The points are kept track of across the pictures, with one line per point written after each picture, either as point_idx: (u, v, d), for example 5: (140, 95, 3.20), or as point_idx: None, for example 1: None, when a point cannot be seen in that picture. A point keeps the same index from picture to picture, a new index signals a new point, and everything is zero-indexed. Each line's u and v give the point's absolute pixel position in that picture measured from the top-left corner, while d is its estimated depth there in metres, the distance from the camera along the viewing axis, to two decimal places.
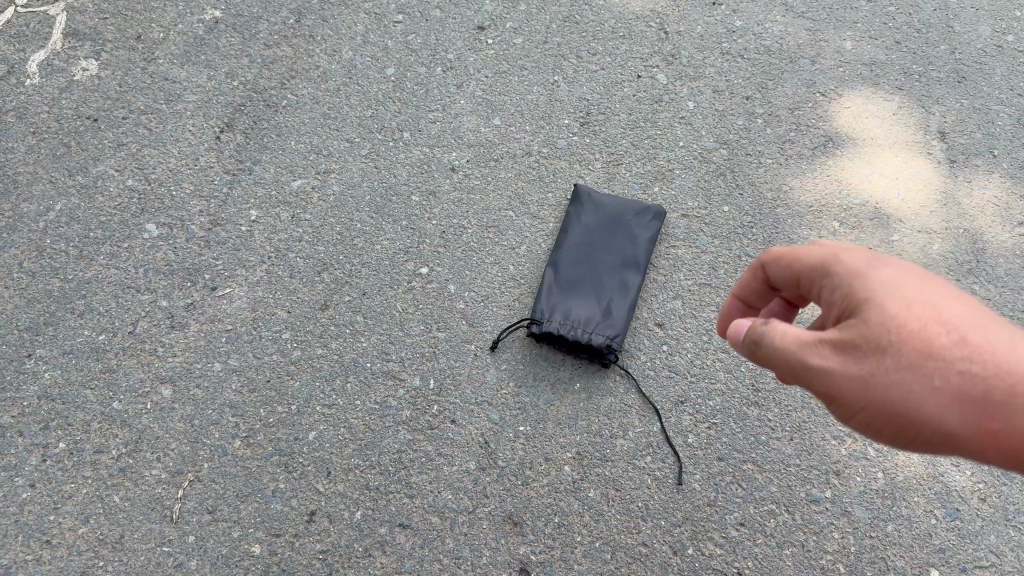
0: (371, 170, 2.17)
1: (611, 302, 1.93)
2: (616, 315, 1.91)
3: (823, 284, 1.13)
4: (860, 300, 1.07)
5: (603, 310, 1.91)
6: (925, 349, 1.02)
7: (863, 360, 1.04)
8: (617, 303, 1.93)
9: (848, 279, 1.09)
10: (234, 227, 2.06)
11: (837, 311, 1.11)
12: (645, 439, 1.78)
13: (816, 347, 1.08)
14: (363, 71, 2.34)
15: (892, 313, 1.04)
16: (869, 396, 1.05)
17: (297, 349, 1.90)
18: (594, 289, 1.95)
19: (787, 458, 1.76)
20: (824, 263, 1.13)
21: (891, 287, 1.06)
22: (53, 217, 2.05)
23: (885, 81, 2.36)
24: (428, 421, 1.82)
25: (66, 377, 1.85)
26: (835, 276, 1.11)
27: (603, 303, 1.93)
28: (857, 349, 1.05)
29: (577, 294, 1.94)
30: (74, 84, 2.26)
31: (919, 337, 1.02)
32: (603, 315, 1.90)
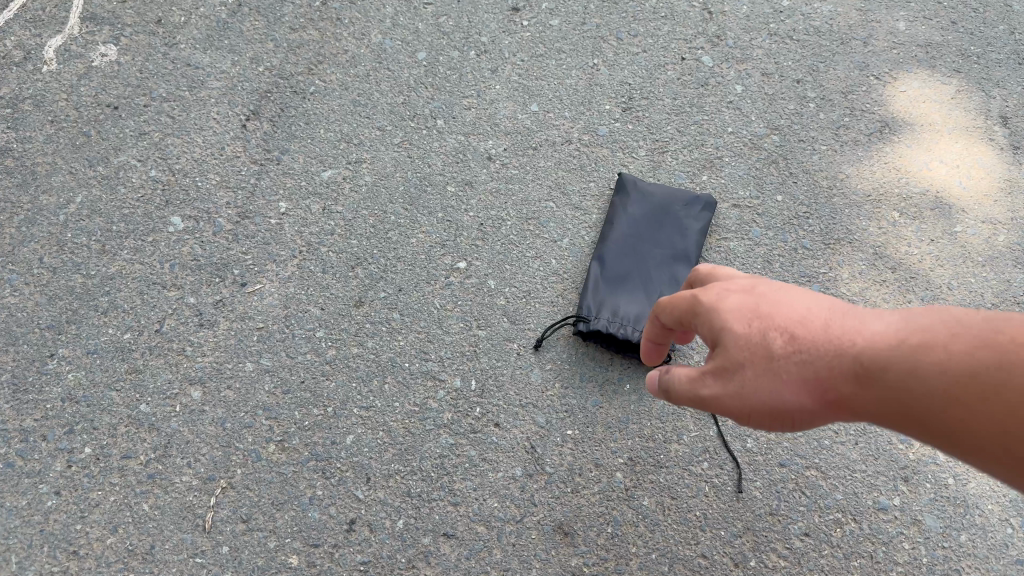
0: (405, 159, 2.07)
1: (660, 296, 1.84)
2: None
3: (695, 321, 1.23)
4: (714, 328, 1.18)
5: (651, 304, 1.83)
6: (767, 352, 1.12)
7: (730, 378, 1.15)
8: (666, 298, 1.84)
9: (703, 314, 1.21)
10: (264, 219, 1.97)
11: (710, 340, 1.21)
12: (701, 443, 1.69)
13: (699, 381, 1.19)
14: (394, 55, 2.23)
15: (736, 330, 1.15)
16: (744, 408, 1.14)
17: (332, 349, 1.81)
18: (640, 282, 1.86)
19: (853, 463, 1.67)
20: (690, 303, 1.23)
21: (734, 309, 1.17)
22: (74, 210, 1.96)
23: (942, 63, 2.24)
24: (471, 424, 1.73)
25: (91, 378, 1.76)
26: (700, 312, 1.21)
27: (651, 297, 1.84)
28: (724, 372, 1.16)
29: (623, 288, 1.85)
30: (93, 71, 2.17)
31: (764, 344, 1.12)
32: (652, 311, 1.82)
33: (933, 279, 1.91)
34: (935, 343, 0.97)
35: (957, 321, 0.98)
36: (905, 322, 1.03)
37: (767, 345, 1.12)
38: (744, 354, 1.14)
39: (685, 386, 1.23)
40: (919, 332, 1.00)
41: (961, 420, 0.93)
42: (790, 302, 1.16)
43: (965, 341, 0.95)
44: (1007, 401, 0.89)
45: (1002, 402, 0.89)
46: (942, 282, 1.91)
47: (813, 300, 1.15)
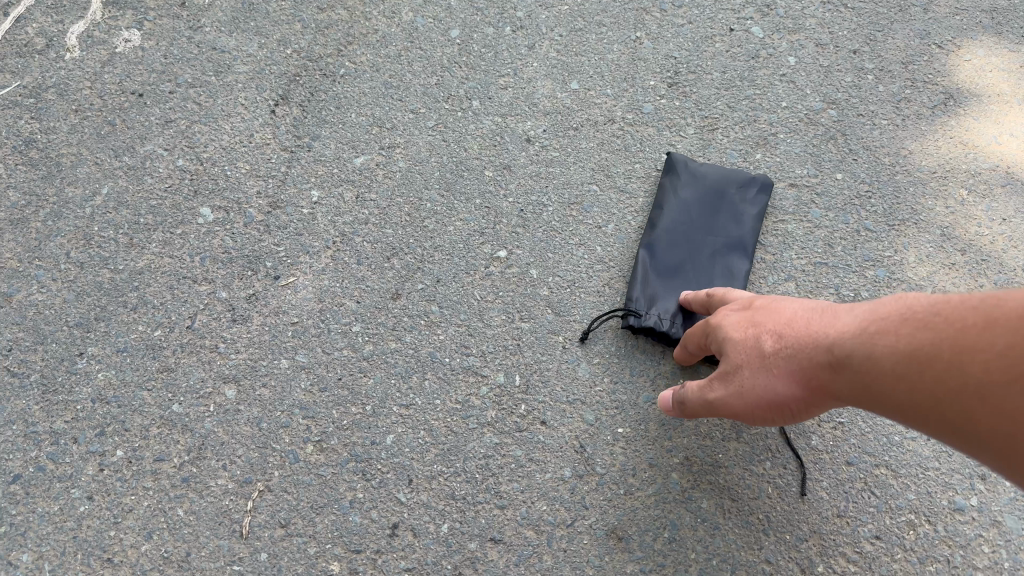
0: (440, 143, 1.97)
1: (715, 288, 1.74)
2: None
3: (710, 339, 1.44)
4: (722, 341, 1.39)
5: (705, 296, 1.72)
6: (761, 353, 1.31)
7: (734, 380, 1.34)
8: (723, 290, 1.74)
9: (715, 330, 1.43)
10: (296, 209, 1.89)
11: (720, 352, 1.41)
12: (762, 441, 1.59)
13: (709, 387, 1.39)
14: (426, 33, 2.13)
15: (736, 339, 1.36)
16: (748, 407, 1.33)
17: (370, 344, 1.73)
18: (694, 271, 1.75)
19: (926, 461, 1.56)
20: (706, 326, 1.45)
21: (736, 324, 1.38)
22: (100, 202, 1.90)
23: (1009, 29, 2.10)
24: (516, 423, 1.64)
25: (121, 377, 1.70)
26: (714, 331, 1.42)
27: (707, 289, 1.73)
28: (728, 375, 1.35)
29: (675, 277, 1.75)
30: (117, 57, 2.09)
31: (757, 346, 1.31)
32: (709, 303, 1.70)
33: (1006, 261, 1.79)
34: (886, 328, 1.11)
35: (901, 307, 1.12)
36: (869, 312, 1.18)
37: (761, 348, 1.31)
38: (742, 357, 1.33)
39: (699, 393, 1.42)
40: (875, 321, 1.14)
41: (912, 394, 1.06)
42: (782, 311, 1.34)
43: (911, 323, 1.09)
44: (937, 372, 1.02)
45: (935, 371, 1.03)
46: (1016, 264, 1.79)
47: (804, 307, 1.33)
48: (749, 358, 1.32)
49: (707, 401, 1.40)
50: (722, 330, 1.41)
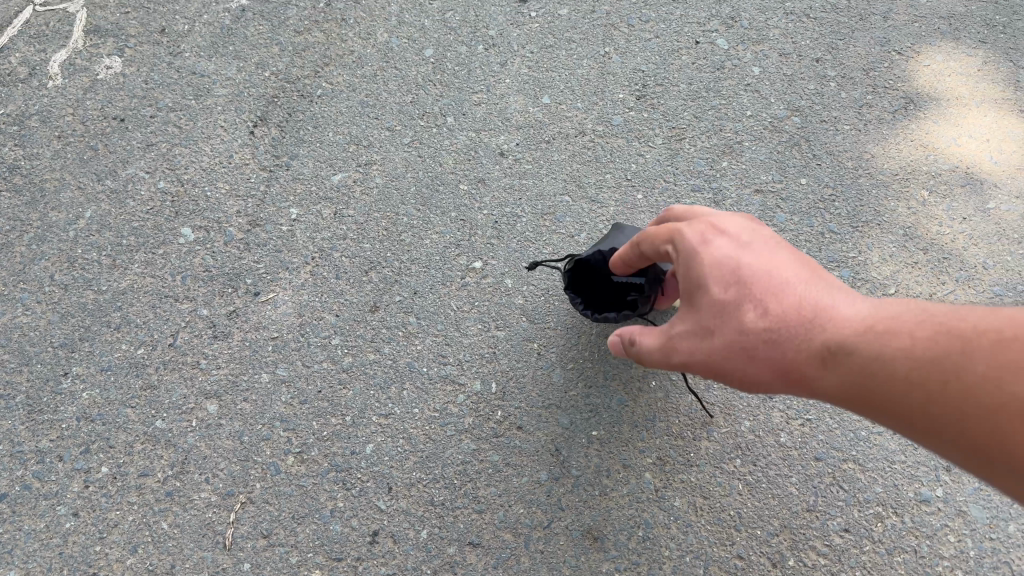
0: (415, 159, 2.02)
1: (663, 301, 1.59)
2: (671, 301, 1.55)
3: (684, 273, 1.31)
4: (698, 282, 1.27)
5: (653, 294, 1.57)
6: (743, 321, 1.22)
7: (702, 338, 1.26)
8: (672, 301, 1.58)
9: (692, 261, 1.28)
10: (274, 227, 1.93)
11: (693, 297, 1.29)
12: (732, 440, 1.64)
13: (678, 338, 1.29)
14: (401, 53, 2.19)
15: (718, 292, 1.24)
16: (709, 370, 1.28)
17: (349, 356, 1.77)
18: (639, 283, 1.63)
19: (892, 455, 1.61)
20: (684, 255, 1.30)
21: (719, 266, 1.25)
22: (83, 225, 1.94)
23: (967, 34, 2.16)
24: (493, 429, 1.68)
25: (105, 396, 1.73)
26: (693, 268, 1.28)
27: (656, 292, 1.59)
28: (703, 333, 1.26)
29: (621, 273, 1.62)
30: (99, 84, 2.14)
31: (742, 311, 1.22)
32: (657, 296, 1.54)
33: (967, 258, 1.84)
34: (899, 331, 1.09)
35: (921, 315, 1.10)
36: (876, 309, 1.15)
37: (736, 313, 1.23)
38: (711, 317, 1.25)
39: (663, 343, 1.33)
40: (884, 321, 1.12)
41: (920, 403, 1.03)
42: (772, 268, 1.24)
43: (930, 331, 1.06)
44: (960, 387, 0.99)
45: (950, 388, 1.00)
46: (977, 262, 1.83)
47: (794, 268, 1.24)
48: (720, 320, 1.24)
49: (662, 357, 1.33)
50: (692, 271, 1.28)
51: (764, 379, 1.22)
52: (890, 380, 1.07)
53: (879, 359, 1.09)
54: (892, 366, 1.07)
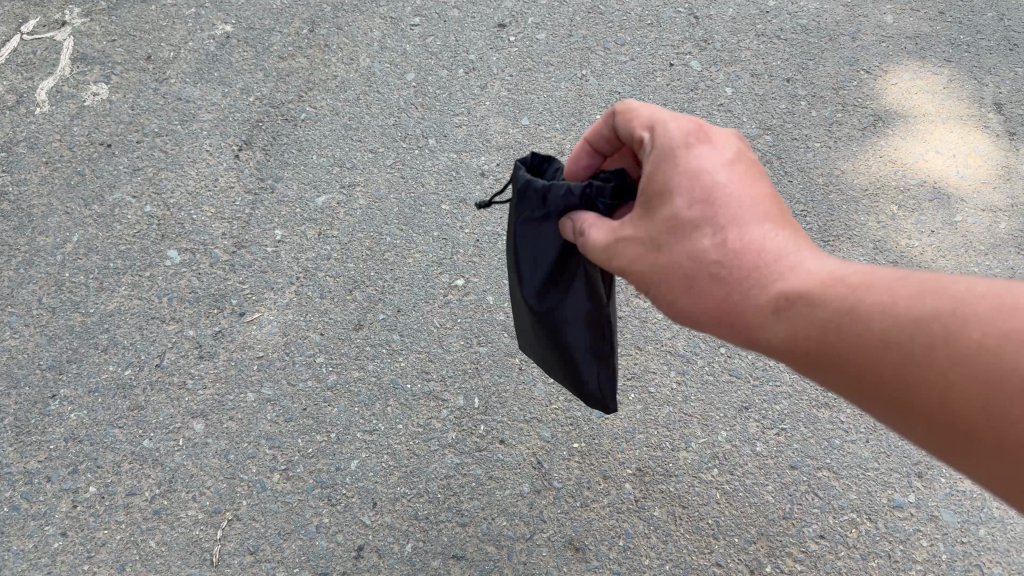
0: (398, 180, 2.06)
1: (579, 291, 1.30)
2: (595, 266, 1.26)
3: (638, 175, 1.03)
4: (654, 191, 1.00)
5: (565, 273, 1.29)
6: (697, 247, 0.97)
7: (648, 252, 1.02)
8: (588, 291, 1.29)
9: (652, 166, 1.01)
10: (260, 248, 1.96)
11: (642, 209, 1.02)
12: (710, 449, 1.68)
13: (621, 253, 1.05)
14: (383, 77, 2.24)
15: (675, 208, 0.98)
16: (648, 288, 1.04)
17: (334, 374, 1.80)
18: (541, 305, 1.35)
19: (865, 462, 1.65)
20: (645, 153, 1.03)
21: (681, 175, 0.98)
22: (71, 249, 1.97)
23: (932, 53, 2.23)
24: (476, 443, 1.71)
25: (93, 417, 1.75)
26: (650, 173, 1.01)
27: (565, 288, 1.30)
28: (650, 250, 1.01)
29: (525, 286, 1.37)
30: (85, 110, 2.18)
31: (699, 234, 0.97)
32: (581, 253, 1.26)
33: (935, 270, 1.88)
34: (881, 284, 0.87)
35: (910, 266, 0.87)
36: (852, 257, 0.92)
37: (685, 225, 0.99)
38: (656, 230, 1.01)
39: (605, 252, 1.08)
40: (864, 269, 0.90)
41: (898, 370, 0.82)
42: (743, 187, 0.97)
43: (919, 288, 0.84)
44: (948, 360, 0.78)
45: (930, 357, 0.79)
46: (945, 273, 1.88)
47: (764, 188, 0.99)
48: (672, 238, 0.99)
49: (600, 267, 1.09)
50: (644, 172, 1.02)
51: (704, 315, 0.99)
52: (864, 339, 0.85)
53: (854, 315, 0.86)
54: (869, 325, 0.85)
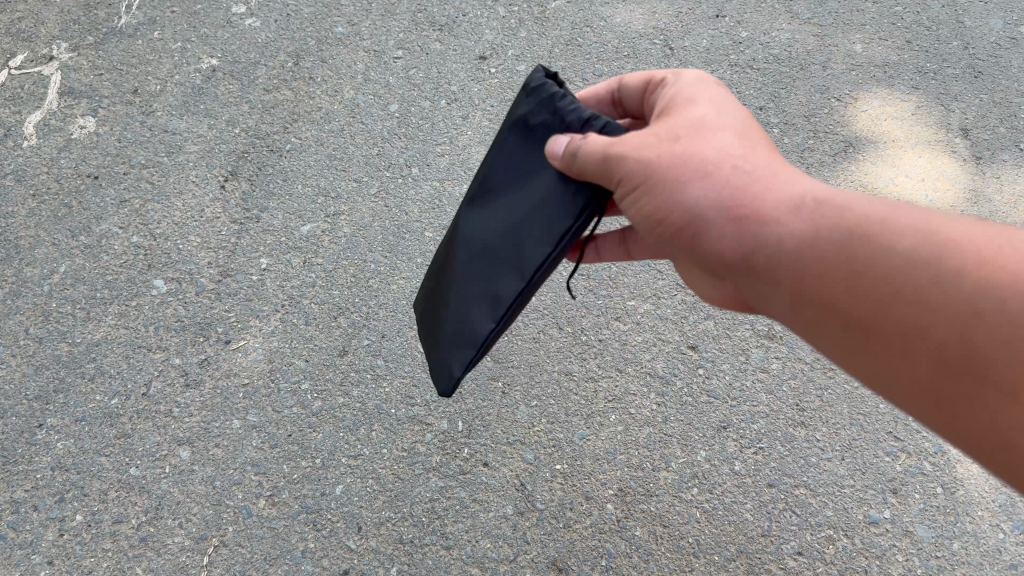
0: (382, 209, 2.10)
1: (520, 249, 1.20)
2: (549, 235, 1.17)
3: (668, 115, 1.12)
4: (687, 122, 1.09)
5: (523, 218, 1.21)
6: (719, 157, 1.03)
7: (664, 152, 1.06)
8: (528, 257, 1.19)
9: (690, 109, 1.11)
10: (245, 277, 1.99)
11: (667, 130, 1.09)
12: (690, 468, 1.72)
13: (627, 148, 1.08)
14: (367, 109, 2.28)
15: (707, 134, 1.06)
16: (647, 185, 1.06)
17: (319, 400, 1.82)
18: (481, 235, 1.26)
19: (841, 479, 1.69)
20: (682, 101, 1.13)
21: (716, 122, 1.09)
22: (58, 280, 1.99)
23: (901, 81, 2.30)
24: (460, 466, 1.74)
25: (80, 446, 1.77)
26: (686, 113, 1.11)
27: (511, 236, 1.22)
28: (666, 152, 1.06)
29: (479, 209, 1.29)
30: (73, 143, 2.21)
31: (723, 151, 1.04)
32: (552, 207, 1.18)
33: None
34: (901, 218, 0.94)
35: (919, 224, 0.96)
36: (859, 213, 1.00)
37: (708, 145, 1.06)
38: (679, 140, 1.07)
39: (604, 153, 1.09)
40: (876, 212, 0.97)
41: (922, 281, 0.88)
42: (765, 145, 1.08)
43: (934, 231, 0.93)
44: (974, 282, 0.86)
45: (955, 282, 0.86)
46: None
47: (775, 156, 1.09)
48: (689, 144, 1.06)
49: (586, 161, 1.09)
50: (680, 108, 1.13)
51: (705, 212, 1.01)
52: (888, 252, 0.91)
53: (884, 227, 0.92)
54: (896, 241, 0.91)
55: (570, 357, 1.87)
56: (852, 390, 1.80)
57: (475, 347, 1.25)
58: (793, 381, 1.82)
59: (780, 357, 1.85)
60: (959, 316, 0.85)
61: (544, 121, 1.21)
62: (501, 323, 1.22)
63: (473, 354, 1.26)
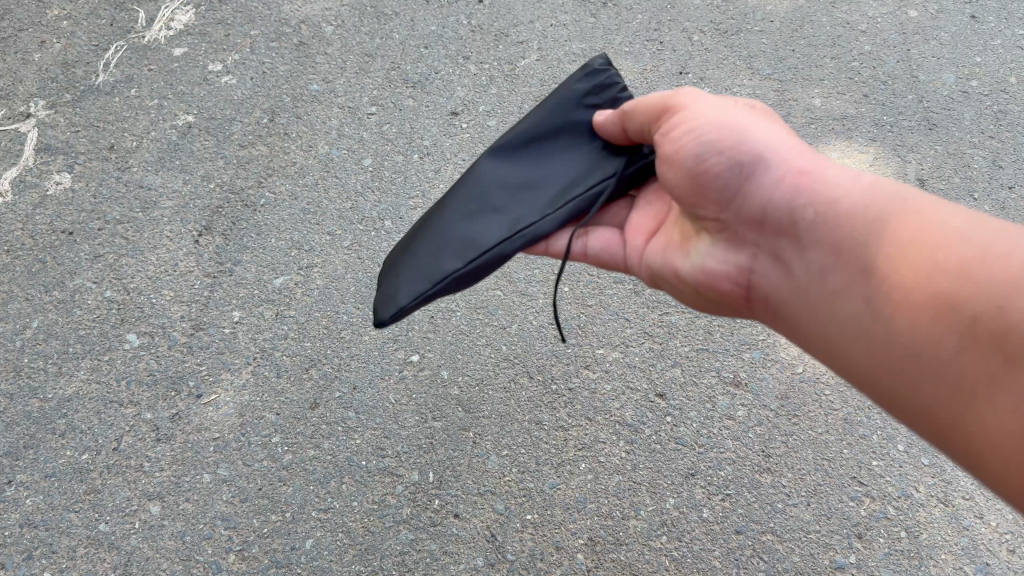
0: (355, 261, 2.13)
1: (530, 207, 1.41)
2: (563, 202, 1.40)
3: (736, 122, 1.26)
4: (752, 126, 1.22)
5: (537, 183, 1.44)
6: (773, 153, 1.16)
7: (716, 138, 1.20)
8: (529, 216, 1.40)
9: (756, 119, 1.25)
10: (217, 330, 2.01)
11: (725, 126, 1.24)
12: (659, 516, 1.74)
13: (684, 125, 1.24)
14: (341, 163, 2.33)
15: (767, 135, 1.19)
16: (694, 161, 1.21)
17: (289, 453, 1.83)
18: (488, 185, 1.45)
19: (806, 524, 1.72)
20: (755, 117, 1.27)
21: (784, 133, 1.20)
22: (30, 335, 2.00)
23: (858, 134, 2.38)
24: (430, 517, 1.75)
25: (49, 502, 1.77)
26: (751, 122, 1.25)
27: (520, 195, 1.43)
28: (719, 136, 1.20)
29: (493, 158, 1.48)
30: (48, 199, 2.24)
31: (778, 148, 1.17)
32: (573, 182, 1.43)
33: None
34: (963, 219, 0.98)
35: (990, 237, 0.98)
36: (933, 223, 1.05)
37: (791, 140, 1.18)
38: (759, 131, 1.20)
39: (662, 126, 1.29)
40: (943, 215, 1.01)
41: (953, 257, 0.92)
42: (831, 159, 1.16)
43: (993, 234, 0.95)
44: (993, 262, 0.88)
45: (1002, 255, 0.88)
46: None
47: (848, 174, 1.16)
48: (747, 134, 1.19)
49: (658, 103, 1.29)
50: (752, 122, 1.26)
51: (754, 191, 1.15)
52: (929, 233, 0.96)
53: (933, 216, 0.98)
54: (948, 221, 0.96)
55: (541, 406, 1.89)
56: (816, 436, 1.83)
57: (433, 282, 1.38)
58: (759, 427, 1.85)
59: (746, 404, 1.88)
60: (994, 285, 0.86)
61: (596, 105, 1.49)
62: (471, 265, 1.38)
63: (428, 288, 1.38)
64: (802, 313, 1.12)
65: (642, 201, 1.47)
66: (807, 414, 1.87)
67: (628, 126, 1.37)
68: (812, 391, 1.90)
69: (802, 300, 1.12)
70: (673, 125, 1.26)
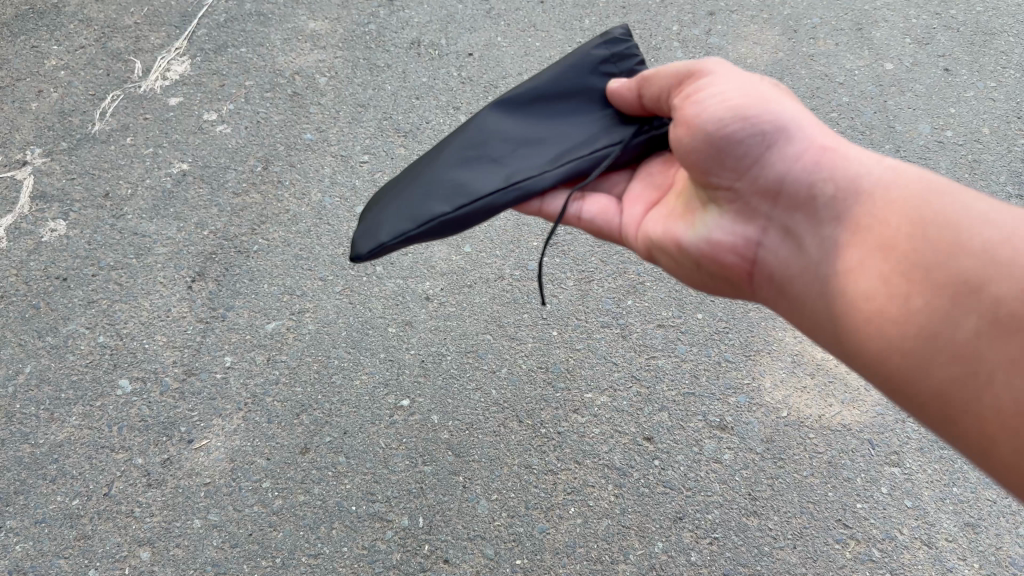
0: (347, 307, 2.15)
1: (526, 162, 1.46)
2: (559, 162, 1.44)
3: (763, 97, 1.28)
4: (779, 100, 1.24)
5: (536, 141, 1.49)
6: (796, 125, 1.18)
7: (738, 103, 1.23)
8: (524, 170, 1.44)
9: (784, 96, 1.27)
10: (209, 375, 2.03)
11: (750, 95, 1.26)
12: (647, 560, 1.76)
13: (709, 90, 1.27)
14: (333, 211, 2.37)
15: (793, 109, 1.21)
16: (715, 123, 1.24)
17: (280, 498, 1.84)
18: (489, 138, 1.51)
19: (792, 568, 1.75)
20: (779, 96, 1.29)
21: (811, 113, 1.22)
22: (22, 380, 2.01)
23: None
24: (420, 563, 1.77)
25: (39, 548, 1.77)
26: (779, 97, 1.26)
27: (519, 149, 1.48)
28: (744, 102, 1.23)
29: (500, 113, 1.54)
30: (42, 246, 2.27)
31: (801, 120, 1.19)
32: (572, 144, 1.47)
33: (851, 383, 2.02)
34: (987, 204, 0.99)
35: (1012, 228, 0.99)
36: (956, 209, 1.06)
37: (810, 118, 1.20)
38: (786, 106, 1.22)
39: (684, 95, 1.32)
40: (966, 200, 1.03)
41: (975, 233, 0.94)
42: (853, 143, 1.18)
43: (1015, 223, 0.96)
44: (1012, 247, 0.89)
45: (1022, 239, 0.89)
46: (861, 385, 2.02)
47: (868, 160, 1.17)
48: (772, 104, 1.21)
49: (679, 75, 1.33)
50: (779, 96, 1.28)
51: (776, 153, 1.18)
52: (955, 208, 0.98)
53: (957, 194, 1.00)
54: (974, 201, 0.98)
55: (530, 450, 1.91)
56: (802, 479, 1.86)
57: (419, 223, 1.44)
58: (745, 470, 1.87)
59: (732, 448, 1.90)
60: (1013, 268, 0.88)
61: (611, 74, 1.55)
62: (458, 210, 1.43)
63: (413, 228, 1.44)
64: (809, 289, 1.14)
65: (644, 171, 1.49)
66: (792, 458, 1.89)
67: (644, 93, 1.41)
68: (797, 434, 1.93)
69: (808, 274, 1.14)
70: (690, 97, 1.28)
